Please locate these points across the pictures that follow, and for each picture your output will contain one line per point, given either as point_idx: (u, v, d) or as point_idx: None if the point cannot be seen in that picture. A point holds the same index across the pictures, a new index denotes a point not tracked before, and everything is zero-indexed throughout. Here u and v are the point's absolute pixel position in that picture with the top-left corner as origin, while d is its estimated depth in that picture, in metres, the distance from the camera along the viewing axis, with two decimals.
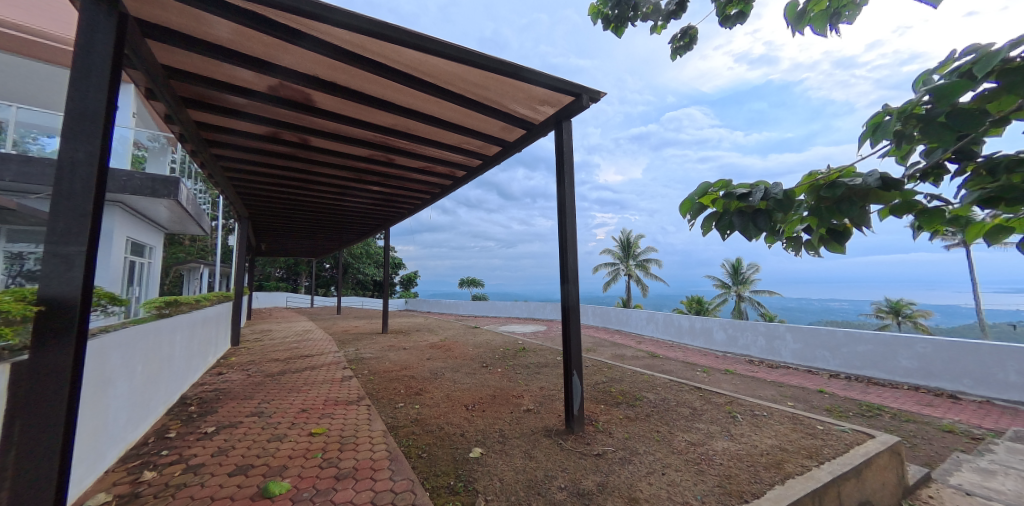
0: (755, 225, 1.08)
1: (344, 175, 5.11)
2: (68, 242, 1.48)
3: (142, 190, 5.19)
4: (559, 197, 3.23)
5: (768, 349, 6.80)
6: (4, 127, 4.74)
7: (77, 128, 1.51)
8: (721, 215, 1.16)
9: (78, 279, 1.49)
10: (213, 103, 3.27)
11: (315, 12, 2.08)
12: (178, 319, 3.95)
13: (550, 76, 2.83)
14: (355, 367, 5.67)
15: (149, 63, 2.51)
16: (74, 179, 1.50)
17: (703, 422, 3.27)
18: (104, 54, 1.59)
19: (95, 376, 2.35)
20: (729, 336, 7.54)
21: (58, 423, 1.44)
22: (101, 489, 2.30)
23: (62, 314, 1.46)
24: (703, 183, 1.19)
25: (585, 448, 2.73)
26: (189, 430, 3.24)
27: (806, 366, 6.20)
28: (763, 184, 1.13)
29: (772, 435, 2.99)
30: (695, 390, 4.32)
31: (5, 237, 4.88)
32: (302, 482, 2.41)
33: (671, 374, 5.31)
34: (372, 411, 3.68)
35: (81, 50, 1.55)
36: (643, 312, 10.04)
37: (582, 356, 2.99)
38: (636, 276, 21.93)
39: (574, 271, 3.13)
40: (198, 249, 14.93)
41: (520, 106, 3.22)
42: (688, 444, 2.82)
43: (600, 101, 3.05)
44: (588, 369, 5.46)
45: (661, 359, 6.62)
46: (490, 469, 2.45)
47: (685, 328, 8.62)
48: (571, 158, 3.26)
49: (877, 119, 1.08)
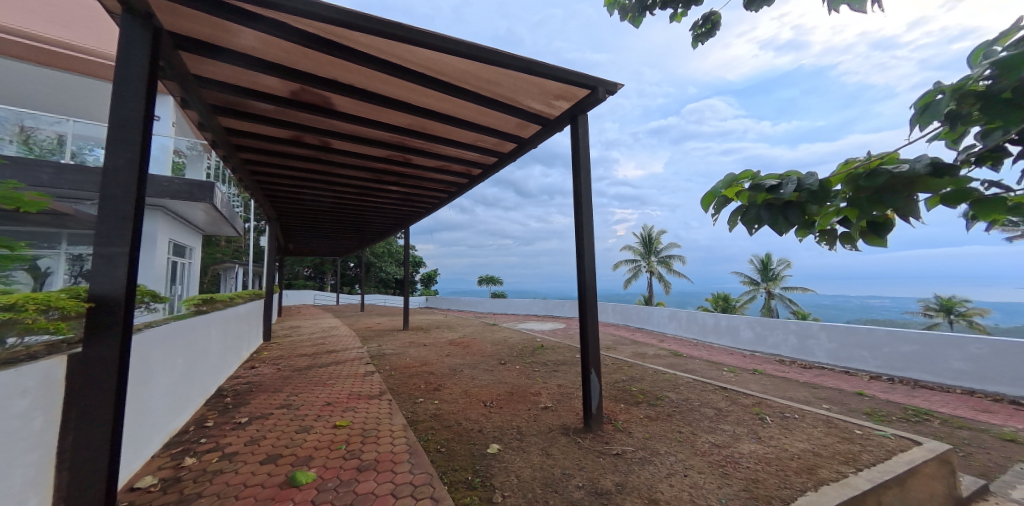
0: (785, 218, 1.04)
1: (363, 176, 5.26)
2: (110, 243, 1.87)
3: (180, 194, 5.50)
4: (576, 192, 3.26)
5: (799, 349, 6.62)
6: (63, 140, 5.03)
7: (119, 140, 1.92)
8: (747, 208, 1.13)
9: (120, 276, 1.89)
10: (241, 110, 3.44)
11: (335, 17, 2.19)
12: (214, 315, 4.17)
13: (532, 62, 2.72)
14: (376, 362, 5.85)
15: (182, 72, 2.69)
16: (115, 185, 1.90)
17: (728, 423, 3.23)
18: (140, 83, 2.00)
19: (139, 368, 2.52)
20: (757, 335, 7.39)
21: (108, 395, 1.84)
22: (148, 473, 2.51)
23: (107, 308, 1.85)
24: (728, 175, 1.19)
25: (603, 447, 2.76)
26: (225, 420, 3.45)
27: (841, 367, 5.99)
28: (795, 175, 1.10)
29: (804, 438, 2.94)
30: (720, 389, 4.27)
31: (66, 240, 5.29)
32: (326, 473, 2.53)
33: (695, 374, 5.25)
34: (393, 406, 3.81)
35: (119, 79, 1.95)
36: (665, 310, 9.94)
37: (600, 355, 3.01)
38: (658, 273, 21.57)
39: (592, 268, 3.13)
40: (233, 249, 15.60)
41: (535, 102, 3.25)
42: (711, 446, 2.80)
43: (616, 92, 3.05)
44: (607, 367, 5.47)
45: (683, 358, 6.55)
46: (507, 465, 2.51)
47: (709, 326, 8.48)
48: (587, 152, 3.27)
49: (926, 100, 0.98)
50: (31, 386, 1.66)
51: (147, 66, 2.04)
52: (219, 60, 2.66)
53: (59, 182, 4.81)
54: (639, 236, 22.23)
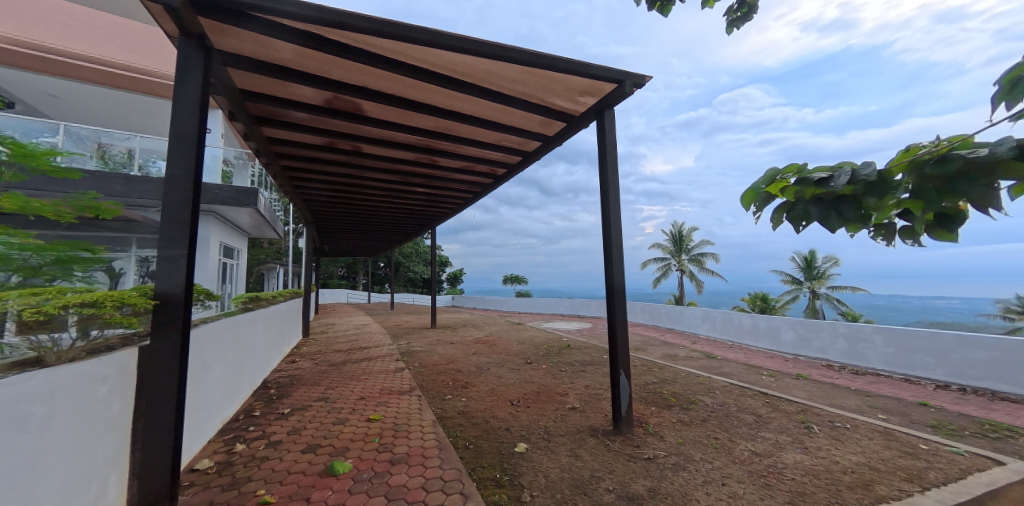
0: (837, 215, 0.92)
1: (391, 178, 5.46)
2: (173, 246, 2.08)
3: (228, 200, 5.90)
4: (603, 186, 3.28)
5: (850, 353, 6.22)
6: (132, 154, 5.48)
7: (177, 150, 2.13)
8: (793, 205, 1.00)
9: (179, 277, 2.09)
10: (281, 120, 3.67)
11: (365, 25, 2.32)
12: (259, 311, 4.47)
13: (555, 58, 2.74)
14: (406, 359, 6.05)
15: (228, 87, 2.92)
16: (175, 192, 2.11)
17: (770, 431, 3.15)
18: (191, 96, 2.21)
19: (196, 360, 2.76)
20: (800, 338, 7.07)
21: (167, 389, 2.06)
22: (205, 456, 2.76)
23: (169, 307, 2.07)
24: (770, 168, 1.04)
25: (634, 451, 2.77)
26: (270, 410, 3.69)
27: (901, 374, 5.56)
28: (848, 166, 0.96)
29: (858, 451, 2.82)
30: (759, 395, 4.16)
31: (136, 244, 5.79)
32: (362, 464, 2.68)
33: (731, 378, 5.10)
34: (422, 402, 3.96)
35: (177, 98, 2.17)
36: (697, 310, 9.71)
37: (629, 356, 3.03)
38: (689, 272, 20.98)
39: (620, 265, 3.15)
40: (273, 251, 16.49)
41: (559, 98, 3.28)
42: (751, 454, 2.74)
43: (644, 85, 3.02)
44: (637, 368, 5.43)
45: (717, 360, 6.37)
46: (535, 465, 2.58)
47: (746, 327, 8.22)
48: (613, 146, 3.26)
49: (1016, 76, 0.87)
50: (109, 375, 1.86)
51: (198, 82, 2.25)
52: (261, 74, 2.86)
53: (129, 192, 5.25)
54: (668, 234, 21.68)
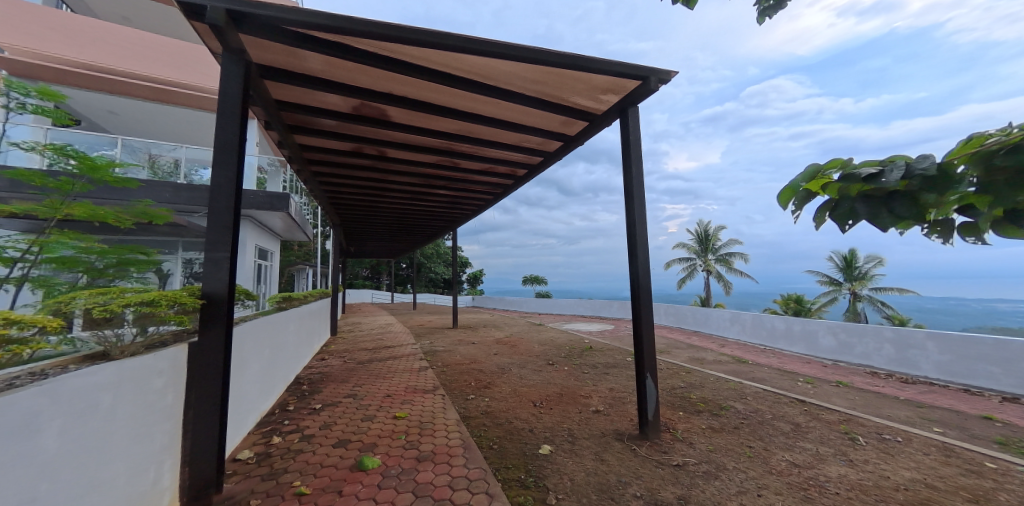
0: (889, 212, 0.85)
1: (415, 181, 5.61)
2: (218, 249, 2.23)
3: (262, 205, 6.21)
4: (627, 187, 3.28)
5: (898, 360, 5.73)
6: (178, 164, 5.80)
7: (221, 159, 2.28)
8: (837, 203, 0.94)
9: (224, 277, 2.24)
10: (311, 128, 3.85)
11: (392, 33, 2.41)
12: (292, 311, 4.69)
13: (577, 57, 2.76)
14: (430, 358, 6.19)
15: (265, 98, 3.09)
16: (219, 199, 2.26)
17: (808, 441, 3.06)
18: (233, 108, 2.36)
19: (237, 355, 2.93)
20: (840, 343, 6.60)
21: (214, 383, 2.20)
22: (246, 447, 2.94)
23: (216, 306, 2.21)
24: (811, 164, 0.98)
25: (662, 457, 2.76)
26: (303, 405, 3.87)
27: (959, 384, 5.05)
28: (901, 159, 0.89)
29: (912, 466, 2.69)
30: (796, 403, 4.05)
31: (182, 247, 6.16)
32: (389, 460, 2.79)
33: (762, 383, 4.96)
34: (446, 401, 4.04)
35: (222, 110, 2.33)
36: (725, 312, 9.47)
37: (656, 360, 3.02)
38: (715, 272, 20.39)
39: (646, 268, 3.15)
40: (303, 253, 17.17)
41: (581, 97, 3.31)
42: (788, 464, 2.67)
43: (669, 81, 3.01)
44: (663, 372, 5.37)
45: (747, 365, 6.18)
46: (559, 468, 2.61)
47: (779, 331, 7.88)
48: (637, 144, 3.26)
49: None
50: (165, 368, 2.02)
51: (239, 94, 2.41)
52: (294, 85, 3.02)
53: (176, 199, 5.58)
54: (694, 233, 21.19)
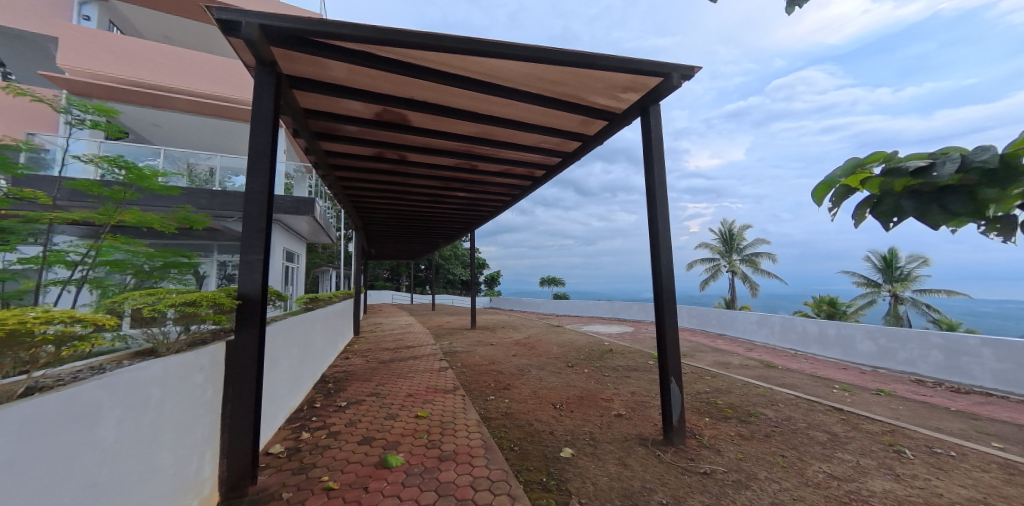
0: (940, 210, 0.84)
1: (434, 184, 5.72)
2: (251, 252, 2.36)
3: (289, 209, 6.44)
4: (649, 188, 3.27)
5: (949, 367, 5.42)
6: (213, 172, 6.07)
7: (254, 165, 2.41)
8: (880, 199, 0.93)
9: (257, 279, 2.36)
10: (336, 134, 3.99)
11: (413, 39, 2.49)
12: (318, 311, 4.86)
13: (595, 57, 2.76)
14: (449, 358, 6.29)
15: (293, 107, 3.22)
16: (252, 204, 2.39)
17: (848, 453, 2.96)
18: (266, 117, 2.49)
19: (268, 353, 3.07)
20: (880, 348, 6.27)
21: (249, 380, 2.32)
22: (277, 442, 3.07)
23: (251, 307, 2.33)
24: (852, 158, 0.96)
25: (688, 464, 2.73)
26: (329, 402, 4.01)
27: (1019, 394, 4.75)
28: (954, 151, 0.87)
29: (966, 483, 2.55)
30: (832, 411, 3.94)
31: (217, 249, 6.48)
32: (412, 458, 2.86)
33: (794, 389, 4.80)
34: (467, 401, 4.11)
35: (255, 120, 2.46)
36: (751, 315, 9.23)
37: (680, 364, 3.00)
38: (741, 274, 19.84)
39: (669, 271, 3.13)
40: (326, 255, 17.66)
41: (600, 96, 3.31)
42: (826, 477, 2.59)
43: (692, 76, 3.00)
44: (687, 376, 5.30)
45: (777, 370, 5.98)
46: (582, 471, 2.62)
47: (811, 335, 7.54)
48: (659, 142, 3.24)
49: None
50: (205, 364, 2.13)
51: (271, 104, 2.54)
52: (319, 93, 3.14)
53: (211, 205, 5.86)
54: (717, 233, 20.70)
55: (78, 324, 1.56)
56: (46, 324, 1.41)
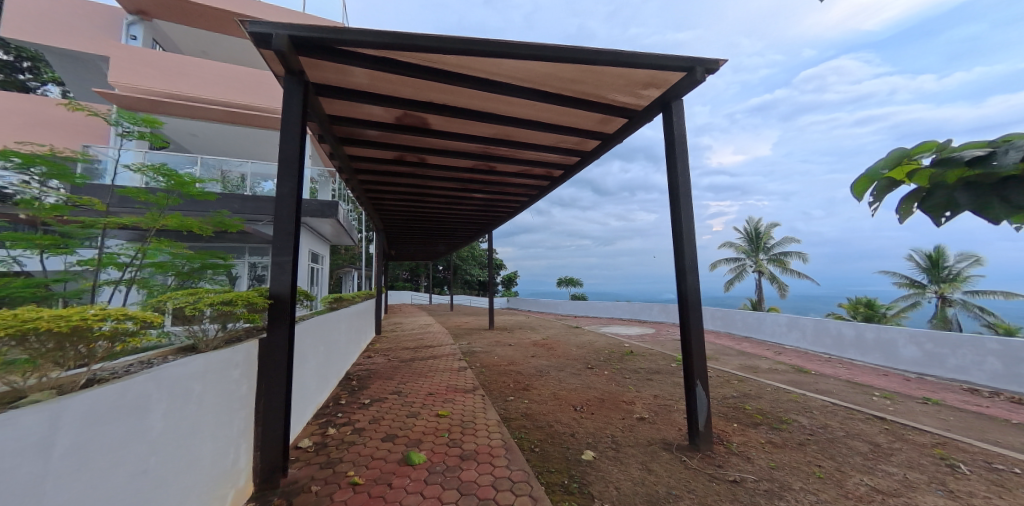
0: (1000, 200, 0.90)
1: (453, 186, 5.81)
2: (281, 254, 2.47)
3: (314, 212, 6.66)
4: (672, 188, 3.24)
5: (1006, 376, 5.10)
6: (245, 178, 6.33)
7: (284, 171, 2.52)
8: (932, 192, 1.00)
9: (287, 279, 2.47)
10: (359, 138, 4.11)
11: (433, 44, 2.55)
12: (343, 311, 5.01)
13: (614, 54, 2.76)
14: (468, 358, 6.38)
15: (319, 114, 3.35)
16: (281, 208, 2.50)
17: (893, 465, 2.83)
18: (294, 123, 2.61)
19: (297, 351, 3.21)
20: (927, 354, 5.96)
21: (280, 376, 2.43)
22: (305, 436, 3.19)
23: (282, 306, 2.44)
24: (900, 150, 1.01)
25: (716, 471, 2.69)
26: (353, 400, 4.13)
27: None
28: (1004, 143, 0.93)
29: None
30: (873, 420, 3.78)
31: (248, 251, 6.77)
32: (434, 456, 2.93)
33: (830, 396, 4.63)
34: (487, 401, 4.16)
35: (284, 127, 2.58)
36: (781, 317, 8.96)
37: (706, 368, 2.96)
38: (768, 274, 19.21)
39: (693, 272, 3.09)
40: (348, 257, 18.13)
41: (620, 94, 3.31)
42: (868, 490, 2.50)
43: (715, 70, 2.95)
44: (712, 380, 5.20)
45: (809, 375, 5.78)
46: (604, 475, 2.63)
47: (846, 338, 7.25)
48: (681, 139, 3.21)
49: None
50: (240, 360, 2.25)
51: (299, 112, 2.65)
52: (343, 99, 3.25)
53: (242, 209, 6.12)
54: (743, 232, 20.11)
55: (129, 321, 1.66)
56: (103, 321, 1.52)
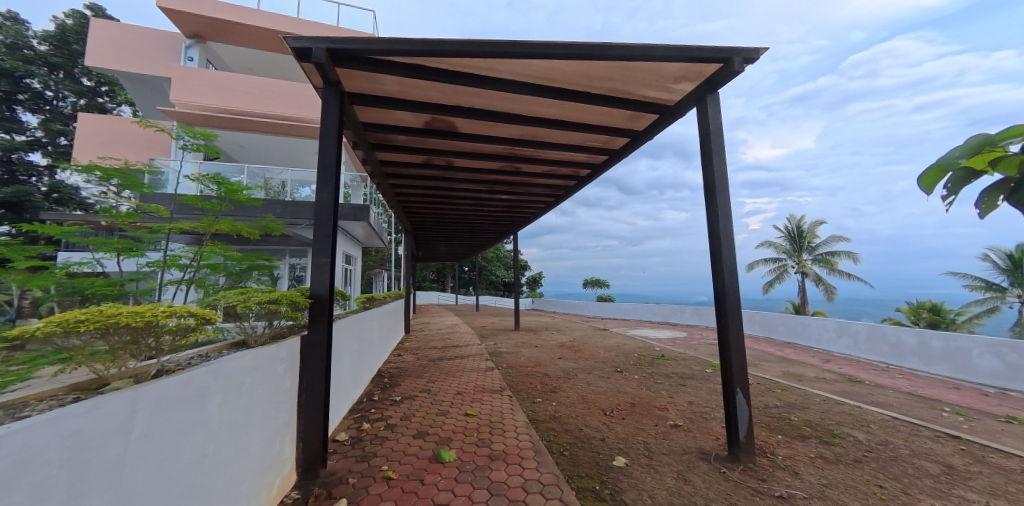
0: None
1: (480, 187, 5.89)
2: (320, 255, 2.60)
3: (347, 215, 6.93)
4: (708, 189, 3.16)
5: None
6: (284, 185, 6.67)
7: (323, 176, 2.65)
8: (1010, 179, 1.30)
9: (325, 279, 2.59)
10: (390, 144, 4.25)
11: (461, 48, 2.62)
12: (375, 311, 5.19)
13: (643, 50, 2.73)
14: (495, 359, 6.45)
15: (353, 121, 3.49)
16: (320, 212, 2.64)
17: (971, 491, 2.62)
18: (331, 130, 2.74)
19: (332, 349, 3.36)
20: (1010, 365, 5.44)
21: (319, 371, 2.56)
22: (342, 430, 3.34)
23: (322, 306, 2.56)
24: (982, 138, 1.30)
25: (760, 485, 2.60)
26: (385, 396, 4.27)
27: None
28: None
29: None
30: (944, 439, 3.51)
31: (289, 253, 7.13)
32: (464, 455, 2.99)
33: (890, 410, 4.34)
34: (514, 402, 4.20)
35: (323, 135, 2.72)
36: (830, 323, 8.47)
37: (745, 375, 2.86)
38: (813, 275, 18.17)
39: (731, 273, 3.00)
40: (379, 258, 18.73)
41: (650, 89, 3.27)
42: None
43: (755, 59, 2.85)
44: (754, 388, 5.01)
45: (861, 386, 5.45)
46: (638, 482, 2.60)
47: (907, 347, 6.76)
48: (716, 135, 3.13)
49: None
50: (284, 356, 2.38)
51: (336, 119, 2.78)
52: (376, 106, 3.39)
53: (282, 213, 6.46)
54: (786, 230, 19.10)
55: (190, 317, 1.78)
56: (168, 317, 1.63)
